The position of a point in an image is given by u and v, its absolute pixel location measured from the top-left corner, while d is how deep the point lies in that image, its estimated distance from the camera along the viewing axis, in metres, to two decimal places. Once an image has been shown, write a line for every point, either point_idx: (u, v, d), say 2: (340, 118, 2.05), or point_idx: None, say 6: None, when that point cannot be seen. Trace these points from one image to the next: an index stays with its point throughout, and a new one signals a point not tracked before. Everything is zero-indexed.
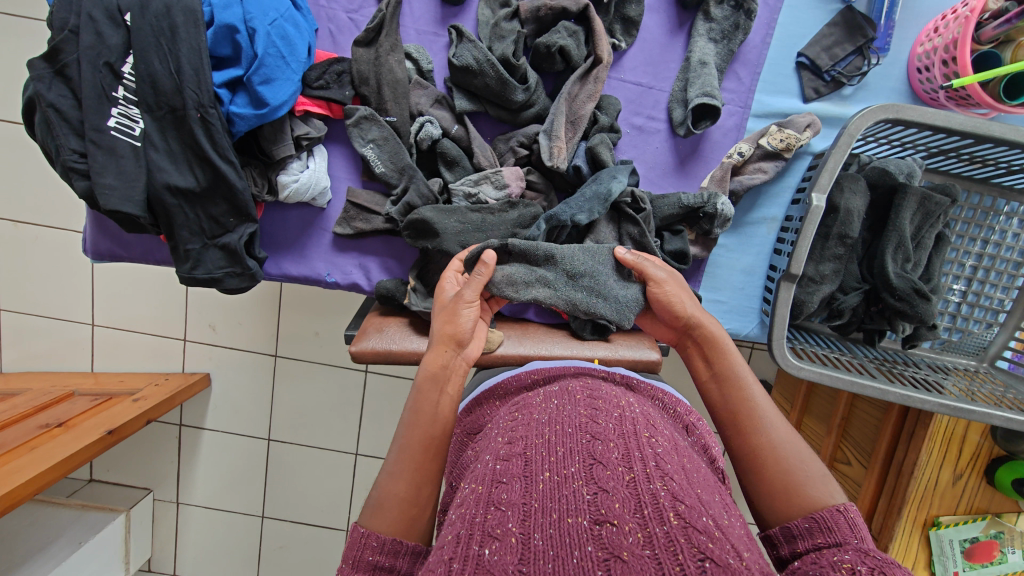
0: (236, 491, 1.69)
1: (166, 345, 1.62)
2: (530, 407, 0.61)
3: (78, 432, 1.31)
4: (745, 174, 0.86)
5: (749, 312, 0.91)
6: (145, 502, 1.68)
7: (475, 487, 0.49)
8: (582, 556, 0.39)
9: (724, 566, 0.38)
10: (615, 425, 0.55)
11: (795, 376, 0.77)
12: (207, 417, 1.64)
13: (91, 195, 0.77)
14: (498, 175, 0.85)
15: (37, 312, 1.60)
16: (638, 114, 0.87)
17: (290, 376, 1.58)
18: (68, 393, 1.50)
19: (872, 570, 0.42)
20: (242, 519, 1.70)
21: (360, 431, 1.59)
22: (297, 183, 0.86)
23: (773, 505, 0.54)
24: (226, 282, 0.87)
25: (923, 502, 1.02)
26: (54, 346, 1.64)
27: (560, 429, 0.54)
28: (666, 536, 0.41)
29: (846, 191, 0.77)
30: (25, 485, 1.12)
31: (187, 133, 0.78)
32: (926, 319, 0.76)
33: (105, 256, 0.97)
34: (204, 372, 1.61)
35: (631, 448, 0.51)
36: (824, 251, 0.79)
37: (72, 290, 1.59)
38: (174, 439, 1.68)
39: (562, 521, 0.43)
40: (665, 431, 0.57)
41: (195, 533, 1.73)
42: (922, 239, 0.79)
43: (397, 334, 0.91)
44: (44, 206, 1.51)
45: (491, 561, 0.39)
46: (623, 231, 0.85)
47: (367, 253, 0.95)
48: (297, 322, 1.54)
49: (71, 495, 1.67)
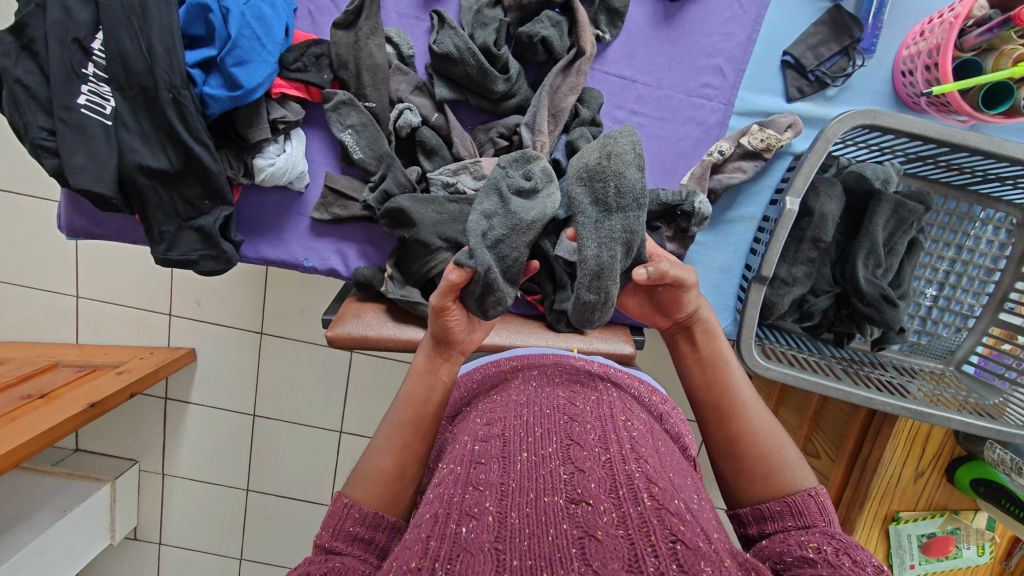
0: (220, 463, 1.71)
1: (152, 319, 1.63)
2: (509, 391, 0.63)
3: (60, 404, 1.32)
4: (725, 173, 0.85)
5: (723, 309, 0.92)
6: (131, 473, 1.71)
7: (453, 468, 0.49)
8: (558, 534, 0.40)
9: (694, 549, 0.38)
10: (593, 408, 0.57)
11: (763, 376, 0.79)
12: (192, 391, 1.66)
13: (61, 174, 0.76)
14: (477, 165, 0.85)
15: (22, 281, 1.61)
16: (621, 108, 0.87)
17: (274, 355, 1.59)
18: (52, 363, 1.51)
19: (838, 550, 0.43)
20: (226, 492, 1.73)
21: (344, 410, 1.61)
22: (274, 167, 0.85)
23: (749, 486, 0.55)
24: (201, 264, 0.88)
25: (885, 497, 1.05)
26: (41, 316, 1.65)
27: (539, 411, 0.56)
28: (639, 516, 0.41)
29: (821, 195, 0.77)
30: (7, 455, 1.14)
31: (159, 114, 0.77)
32: (892, 326, 0.76)
33: (80, 233, 0.96)
34: (190, 347, 1.62)
35: (608, 431, 0.53)
36: (798, 254, 0.79)
37: (58, 261, 1.59)
38: (160, 412, 1.69)
39: (538, 500, 0.43)
40: (640, 414, 0.60)
41: (180, 504, 1.77)
42: (895, 245, 0.78)
43: (374, 320, 0.92)
44: (27, 175, 1.51)
45: (468, 538, 0.40)
46: None
47: (346, 239, 0.94)
48: (283, 300, 1.54)
49: (56, 464, 1.69)
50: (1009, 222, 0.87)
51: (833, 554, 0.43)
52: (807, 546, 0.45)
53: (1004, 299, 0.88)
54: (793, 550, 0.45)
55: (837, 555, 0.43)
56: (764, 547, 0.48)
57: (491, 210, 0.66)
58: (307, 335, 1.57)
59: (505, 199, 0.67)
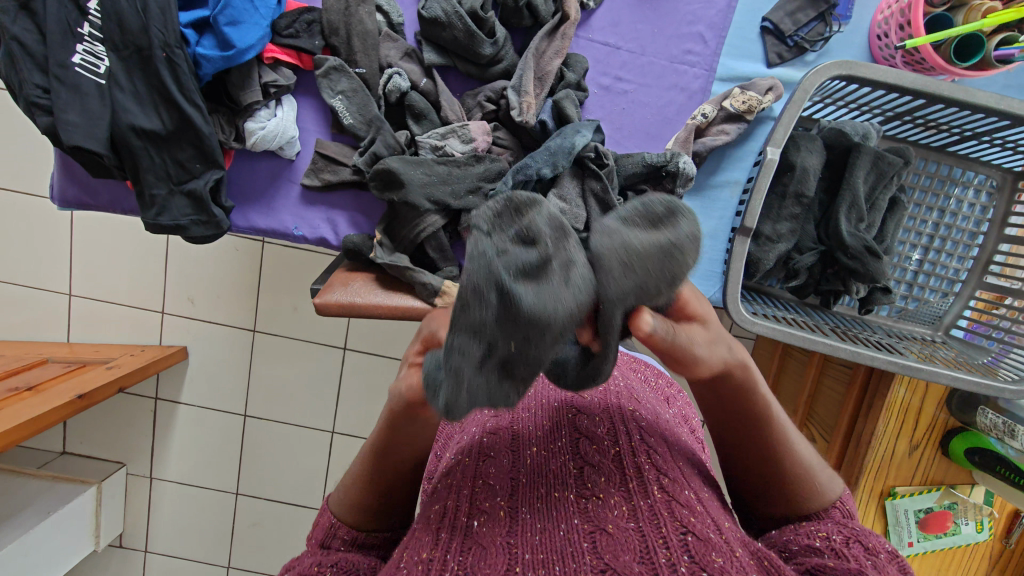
0: (211, 468, 1.71)
1: (145, 317, 1.66)
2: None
3: (48, 395, 1.32)
4: (709, 135, 0.87)
5: (714, 277, 0.91)
6: (119, 476, 1.70)
7: (462, 458, 0.50)
8: (569, 528, 0.42)
9: (704, 540, 0.40)
10: (600, 398, 0.56)
11: (749, 331, 0.79)
12: (183, 391, 1.67)
13: (54, 132, 0.77)
14: (465, 129, 0.86)
15: (19, 281, 1.64)
16: (606, 75, 0.89)
17: (267, 353, 1.62)
18: (42, 359, 1.51)
19: (848, 540, 0.46)
20: (216, 495, 1.72)
21: (338, 408, 1.63)
22: (264, 131, 0.86)
23: (775, 505, 0.52)
24: (191, 230, 0.88)
25: (880, 472, 1.04)
26: (35, 314, 1.68)
27: (547, 403, 0.56)
28: (649, 509, 0.43)
29: (802, 149, 0.78)
30: None
31: (153, 74, 0.79)
32: (877, 278, 0.77)
33: (72, 204, 0.96)
34: (182, 346, 1.65)
35: (616, 423, 0.52)
36: (781, 210, 0.80)
37: (54, 258, 1.62)
38: (149, 412, 1.70)
39: (549, 494, 0.45)
40: (647, 406, 0.59)
41: (168, 509, 1.75)
42: (877, 200, 0.79)
43: (362, 288, 0.92)
44: (28, 174, 1.55)
45: (480, 532, 0.42)
46: (586, 187, 0.86)
47: (335, 208, 0.95)
48: (277, 297, 1.58)
49: (43, 466, 1.67)
50: (989, 185, 0.89)
51: (841, 543, 0.45)
52: (815, 536, 0.47)
53: (989, 262, 0.89)
54: (800, 539, 0.47)
55: (846, 543, 0.45)
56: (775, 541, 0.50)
57: (482, 323, 0.38)
58: (301, 333, 1.60)
59: (504, 294, 0.37)
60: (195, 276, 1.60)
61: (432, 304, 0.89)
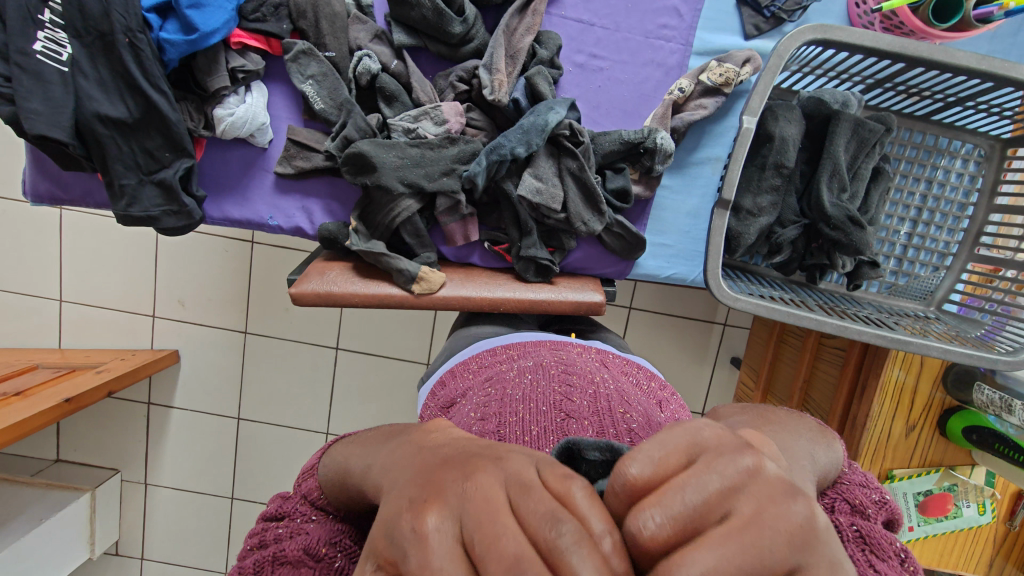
0: (206, 473, 1.70)
1: (135, 321, 1.65)
2: (503, 382, 0.63)
3: (35, 399, 1.31)
4: (687, 111, 0.85)
5: (695, 258, 0.93)
6: (112, 483, 1.68)
7: None
8: None
9: None
10: (591, 402, 0.57)
11: (733, 309, 0.77)
12: (175, 395, 1.67)
13: (16, 120, 0.76)
14: (437, 110, 0.85)
15: (9, 288, 1.64)
16: (580, 52, 0.87)
17: (259, 354, 1.62)
18: (31, 366, 1.51)
19: None
20: (211, 500, 1.71)
21: (331, 409, 1.63)
22: (233, 117, 0.84)
23: None
24: (163, 221, 0.87)
25: (877, 455, 1.02)
26: (26, 321, 1.67)
27: (535, 407, 0.55)
28: None
29: (781, 119, 0.76)
30: None
31: (116, 60, 0.78)
32: (862, 249, 0.74)
33: (45, 199, 0.95)
34: (173, 349, 1.64)
35: (608, 428, 0.53)
36: (761, 182, 0.78)
37: (43, 264, 1.62)
38: (141, 418, 1.69)
39: None
40: (636, 402, 0.58)
41: (164, 515, 1.73)
42: (859, 169, 0.77)
43: (340, 277, 0.90)
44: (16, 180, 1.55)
45: None
46: (562, 166, 0.84)
47: (310, 195, 0.93)
48: (268, 297, 1.58)
49: (36, 474, 1.66)
50: (978, 154, 0.87)
51: None
52: None
53: (980, 234, 0.86)
54: None
55: None
56: None
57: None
58: (293, 333, 1.60)
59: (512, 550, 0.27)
60: (185, 278, 1.60)
61: (409, 291, 0.87)
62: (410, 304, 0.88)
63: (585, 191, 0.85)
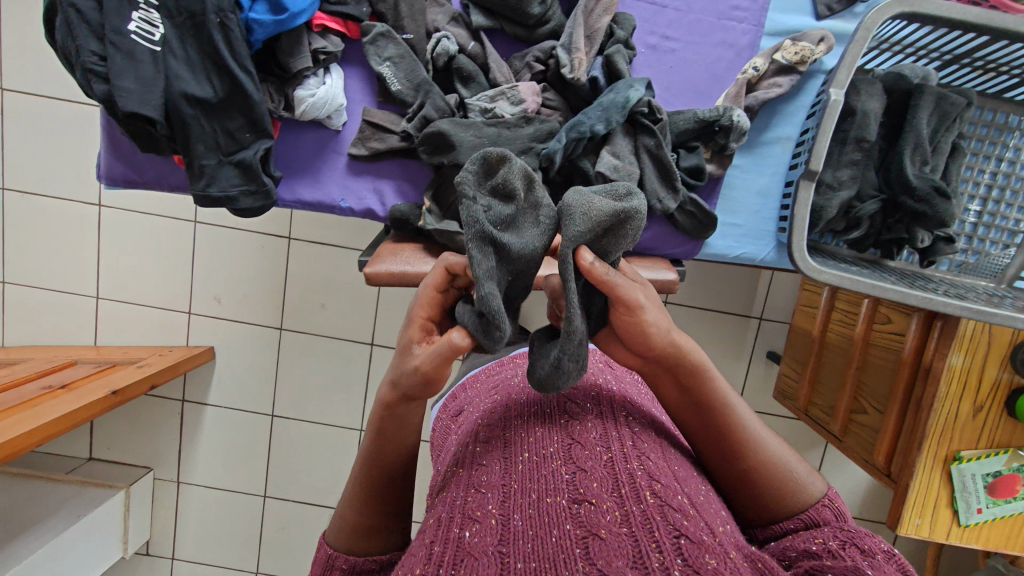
0: (239, 471, 1.70)
1: (172, 318, 1.65)
2: (512, 390, 0.70)
3: (82, 392, 1.33)
4: (760, 89, 0.86)
5: (765, 236, 0.92)
6: (146, 481, 1.68)
7: (457, 471, 0.56)
8: (561, 534, 0.46)
9: (696, 543, 0.45)
10: (594, 404, 0.63)
11: (817, 281, 0.78)
12: (210, 392, 1.66)
13: (110, 99, 0.77)
14: (515, 90, 0.86)
15: (49, 286, 1.65)
16: (653, 34, 0.88)
17: (295, 350, 1.62)
18: (71, 361, 1.53)
19: (842, 543, 0.49)
20: (243, 499, 1.71)
21: (366, 405, 1.63)
22: (314, 98, 0.86)
23: (752, 505, 0.58)
24: (240, 201, 0.88)
25: (944, 437, 1.02)
26: (63, 319, 1.68)
27: (542, 411, 0.62)
28: (641, 514, 0.48)
29: (863, 93, 0.77)
30: (28, 434, 1.13)
31: (205, 40, 0.79)
32: (947, 219, 0.76)
33: (118, 182, 0.96)
34: (209, 346, 1.64)
35: (608, 428, 0.59)
36: (841, 157, 0.79)
37: (83, 261, 1.63)
38: (176, 416, 1.69)
39: (540, 500, 0.49)
40: (642, 406, 0.66)
41: (195, 515, 1.73)
42: (940, 142, 0.78)
43: (412, 258, 0.91)
44: (59, 178, 1.57)
45: (471, 542, 0.46)
46: (639, 143, 0.85)
47: (382, 177, 0.95)
48: (305, 292, 1.58)
49: (71, 472, 1.66)
50: None
51: (838, 546, 0.49)
52: (813, 540, 0.51)
53: None
54: (797, 545, 0.52)
55: (842, 547, 0.49)
56: (775, 545, 0.54)
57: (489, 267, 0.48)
58: (329, 329, 1.60)
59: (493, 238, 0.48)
60: (223, 275, 1.60)
61: None
62: None
63: (662, 168, 0.86)
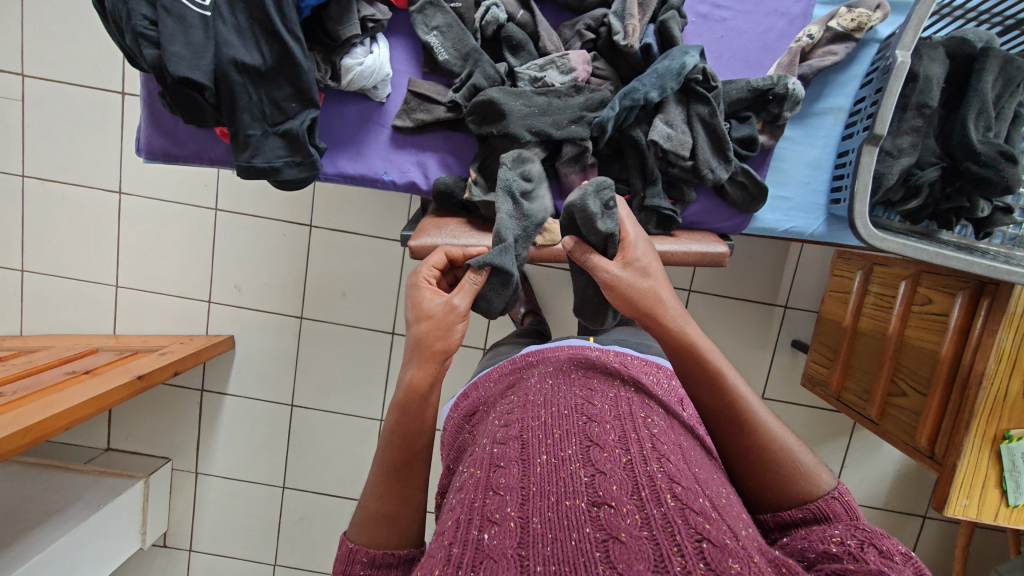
0: (257, 462, 1.68)
1: (192, 307, 1.63)
2: (527, 389, 0.69)
3: (106, 376, 1.32)
4: (815, 57, 0.85)
5: (815, 209, 0.91)
6: (164, 470, 1.66)
7: (473, 471, 0.55)
8: (581, 538, 0.46)
9: (720, 546, 0.45)
10: (611, 407, 0.62)
11: (879, 249, 0.77)
12: (230, 381, 1.64)
13: (160, 65, 0.76)
14: (565, 59, 0.85)
15: (66, 274, 1.62)
16: (703, 3, 0.88)
17: (316, 339, 1.60)
18: (92, 349, 1.52)
19: (861, 543, 0.50)
20: (262, 490, 1.68)
21: (387, 395, 1.61)
22: (362, 67, 0.85)
23: (764, 492, 0.60)
24: (284, 172, 0.86)
25: (993, 415, 1.03)
26: (79, 309, 1.65)
27: (558, 411, 0.61)
28: (663, 517, 0.47)
29: (925, 58, 0.75)
30: (55, 417, 1.12)
31: (255, 5, 0.78)
32: (1012, 185, 0.75)
33: (158, 155, 0.95)
34: (229, 335, 1.62)
35: (627, 430, 0.57)
36: (901, 124, 0.78)
37: (101, 249, 1.60)
38: (195, 405, 1.67)
39: (560, 504, 0.49)
40: (660, 408, 0.65)
41: (213, 506, 1.71)
42: (1003, 108, 0.77)
43: (457, 231, 0.90)
44: (79, 163, 1.55)
45: (491, 544, 0.45)
46: (692, 111, 0.84)
47: (426, 150, 0.93)
48: (327, 279, 1.57)
49: (89, 462, 1.64)
50: None
51: (856, 547, 0.50)
52: (831, 540, 0.51)
53: None
54: (815, 545, 0.52)
55: (861, 547, 0.50)
56: (788, 543, 0.55)
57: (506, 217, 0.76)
58: (351, 317, 1.58)
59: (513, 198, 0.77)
60: (244, 262, 1.58)
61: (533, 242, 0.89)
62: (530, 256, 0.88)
63: (714, 138, 0.85)
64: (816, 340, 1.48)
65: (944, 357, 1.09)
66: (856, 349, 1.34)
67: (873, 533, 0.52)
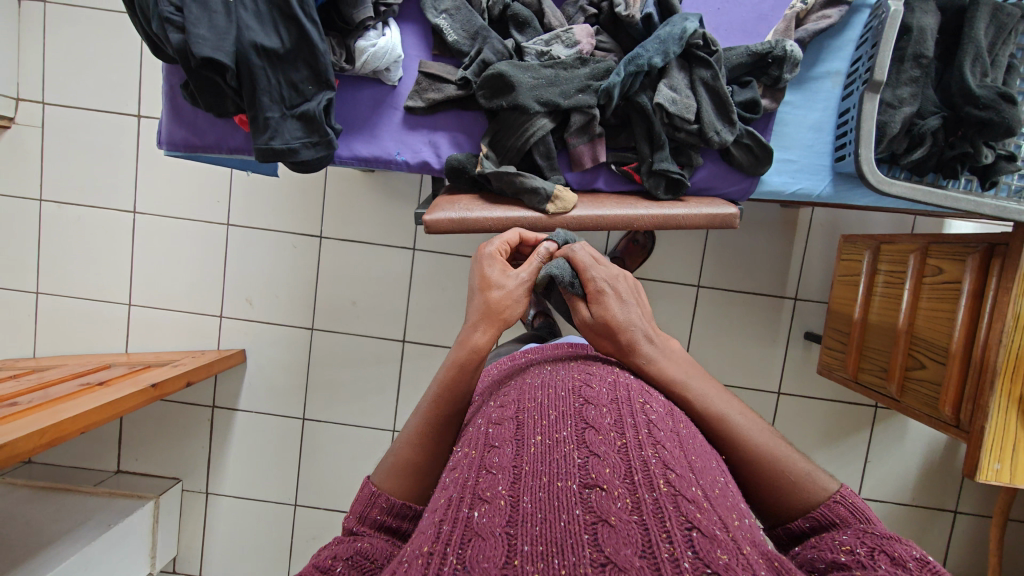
0: (268, 479, 1.64)
1: (202, 323, 1.63)
2: (526, 373, 0.68)
3: (119, 386, 1.32)
4: (810, 22, 0.88)
5: (821, 170, 0.92)
6: (174, 491, 1.63)
7: (468, 452, 0.54)
8: (571, 519, 0.45)
9: (709, 537, 0.43)
10: (609, 391, 0.60)
11: (888, 195, 0.78)
12: (241, 397, 1.63)
13: (184, 48, 0.80)
14: (569, 33, 0.89)
15: (77, 294, 1.63)
16: None
17: (326, 348, 1.60)
18: (105, 365, 1.52)
19: (870, 551, 0.48)
20: (273, 508, 1.64)
21: (398, 403, 1.60)
22: (375, 48, 0.89)
23: (771, 506, 0.59)
24: (302, 154, 0.89)
25: (1017, 377, 1.01)
26: (89, 329, 1.64)
27: (554, 393, 0.59)
28: (654, 503, 0.46)
29: (918, 11, 0.79)
30: (73, 419, 1.12)
31: None
32: (1014, 126, 0.77)
33: (180, 147, 0.98)
34: (239, 348, 1.61)
35: (623, 415, 0.56)
36: (900, 75, 0.80)
37: (113, 268, 1.62)
38: (206, 421, 1.65)
39: (551, 484, 0.48)
40: (660, 396, 0.63)
41: (223, 528, 1.66)
42: (997, 56, 0.81)
43: (471, 205, 0.91)
44: (94, 183, 1.58)
45: (480, 523, 0.45)
46: (694, 75, 0.88)
47: (437, 130, 0.96)
48: (338, 287, 1.58)
49: (97, 484, 1.61)
50: None
51: (865, 555, 0.48)
52: (840, 550, 0.49)
53: None
54: (826, 555, 0.50)
55: (871, 556, 0.47)
56: (798, 554, 0.53)
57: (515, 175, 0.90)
58: (361, 325, 1.59)
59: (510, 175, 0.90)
60: (255, 275, 1.59)
61: (545, 211, 0.89)
62: (543, 225, 0.89)
63: (717, 100, 0.87)
64: (828, 326, 1.47)
65: (956, 344, 1.09)
66: (869, 332, 1.32)
67: (884, 538, 0.50)
